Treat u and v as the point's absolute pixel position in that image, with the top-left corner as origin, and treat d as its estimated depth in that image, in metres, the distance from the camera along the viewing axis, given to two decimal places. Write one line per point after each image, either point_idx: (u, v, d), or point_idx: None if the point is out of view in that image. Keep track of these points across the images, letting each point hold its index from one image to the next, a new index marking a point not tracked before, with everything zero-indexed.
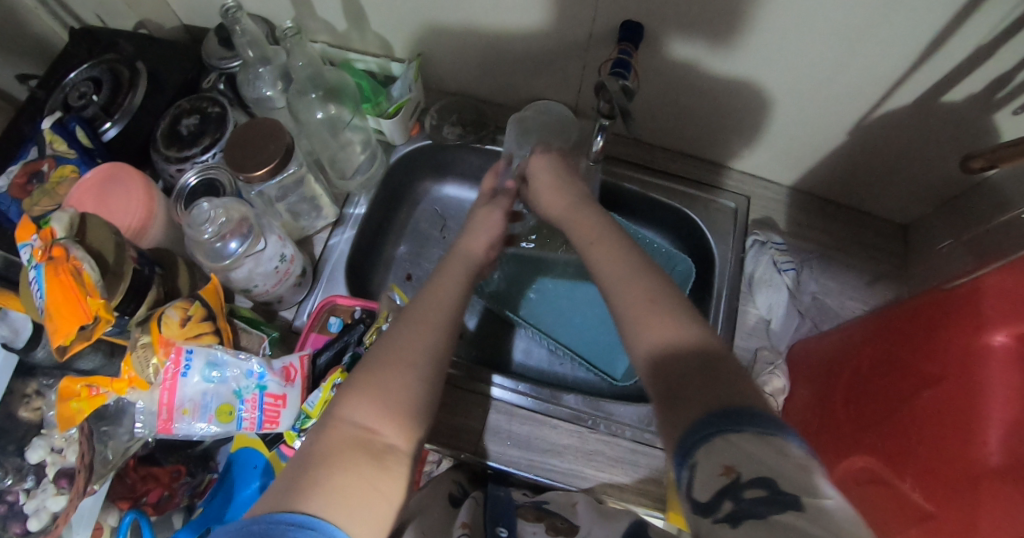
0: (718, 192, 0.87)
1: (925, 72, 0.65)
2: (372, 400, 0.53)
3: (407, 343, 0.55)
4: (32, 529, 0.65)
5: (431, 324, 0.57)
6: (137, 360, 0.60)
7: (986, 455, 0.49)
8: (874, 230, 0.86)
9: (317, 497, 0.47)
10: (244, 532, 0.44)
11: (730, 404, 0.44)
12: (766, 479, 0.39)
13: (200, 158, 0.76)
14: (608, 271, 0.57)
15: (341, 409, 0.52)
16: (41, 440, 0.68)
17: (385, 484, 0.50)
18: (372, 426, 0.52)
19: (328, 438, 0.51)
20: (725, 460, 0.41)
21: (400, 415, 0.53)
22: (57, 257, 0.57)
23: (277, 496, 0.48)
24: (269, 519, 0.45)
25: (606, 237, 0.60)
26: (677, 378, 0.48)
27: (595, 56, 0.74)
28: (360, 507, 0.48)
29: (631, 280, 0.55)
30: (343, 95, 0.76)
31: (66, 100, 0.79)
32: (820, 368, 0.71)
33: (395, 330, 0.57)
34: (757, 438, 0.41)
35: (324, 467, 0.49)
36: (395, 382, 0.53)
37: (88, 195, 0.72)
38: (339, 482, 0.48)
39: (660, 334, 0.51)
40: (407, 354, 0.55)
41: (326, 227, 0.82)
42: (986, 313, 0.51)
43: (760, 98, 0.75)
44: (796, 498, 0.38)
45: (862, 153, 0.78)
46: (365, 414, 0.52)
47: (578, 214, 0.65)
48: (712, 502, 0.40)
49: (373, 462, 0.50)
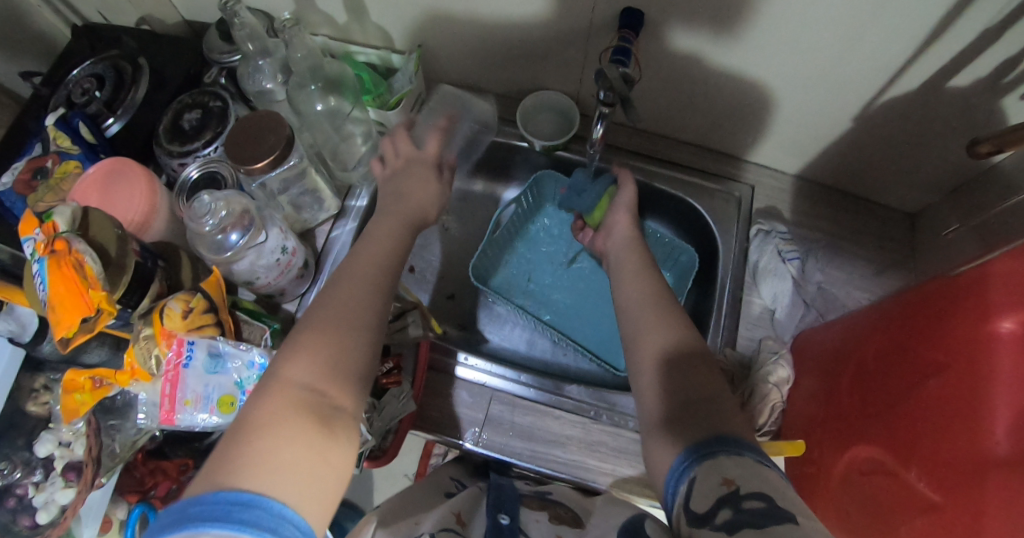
0: (722, 181, 0.86)
1: (931, 57, 0.64)
2: (313, 359, 0.53)
3: (341, 303, 0.57)
4: (41, 522, 0.66)
5: (369, 286, 0.60)
6: (140, 351, 0.60)
7: (994, 445, 0.48)
8: (880, 219, 0.85)
9: (261, 472, 0.46)
10: (181, 515, 0.43)
11: (722, 432, 0.48)
12: (763, 492, 0.43)
13: (202, 151, 0.76)
14: (632, 295, 0.63)
15: (286, 371, 0.53)
16: (49, 434, 0.68)
17: (333, 452, 0.51)
18: (316, 387, 0.52)
19: (273, 400, 0.51)
20: (726, 474, 0.45)
21: (343, 375, 0.54)
22: (59, 250, 0.57)
23: (209, 472, 0.47)
24: (207, 500, 0.44)
25: (638, 264, 0.67)
26: (683, 376, 0.54)
27: (596, 44, 0.73)
28: (308, 481, 0.48)
29: (649, 308, 0.60)
30: (343, 87, 0.75)
31: (69, 97, 0.80)
32: (823, 358, 0.70)
33: (330, 291, 0.59)
34: (757, 463, 0.45)
35: (271, 439, 0.48)
36: (340, 345, 0.55)
37: (90, 189, 0.71)
38: (289, 456, 0.48)
39: (663, 347, 0.56)
40: (343, 315, 0.57)
41: (328, 219, 0.82)
42: (993, 301, 0.50)
43: (763, 86, 0.74)
44: (791, 514, 0.41)
45: (867, 140, 0.77)
46: (309, 375, 0.53)
47: (631, 250, 0.70)
48: (710, 511, 0.43)
49: (322, 430, 0.51)
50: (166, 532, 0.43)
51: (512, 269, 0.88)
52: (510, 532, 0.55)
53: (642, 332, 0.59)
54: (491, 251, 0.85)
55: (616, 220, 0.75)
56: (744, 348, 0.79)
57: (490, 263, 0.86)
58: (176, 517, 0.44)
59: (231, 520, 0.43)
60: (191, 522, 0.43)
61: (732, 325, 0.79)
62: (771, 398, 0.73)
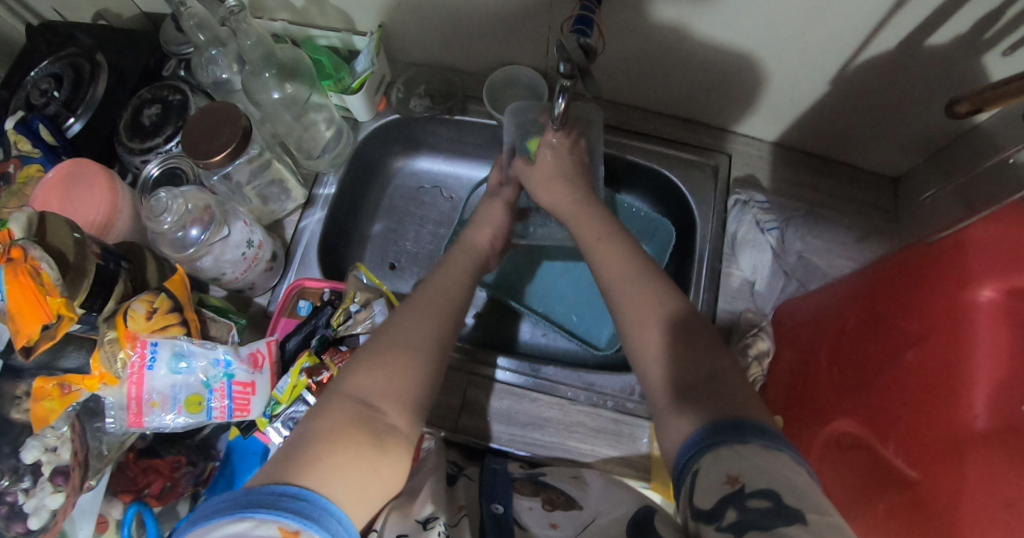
0: (698, 150, 0.84)
1: (907, 14, 0.62)
2: (376, 378, 0.54)
3: (412, 326, 0.58)
4: (34, 528, 0.64)
5: (436, 309, 0.60)
6: (105, 355, 0.59)
7: (972, 419, 0.47)
8: (862, 185, 0.83)
9: (315, 471, 0.47)
10: (237, 503, 0.44)
11: (738, 412, 0.46)
12: (769, 489, 0.41)
13: (164, 147, 0.75)
14: (610, 268, 0.60)
15: (346, 385, 0.54)
16: (34, 440, 0.66)
17: (383, 464, 0.51)
18: (376, 405, 0.53)
19: (333, 413, 0.52)
20: (731, 470, 0.43)
21: (401, 396, 0.54)
22: (15, 259, 0.56)
23: (274, 468, 0.48)
24: (264, 490, 0.45)
25: (614, 239, 0.63)
26: (689, 347, 0.53)
27: (559, 16, 0.70)
28: (358, 486, 0.48)
29: (634, 283, 0.58)
30: (299, 73, 0.74)
31: (29, 99, 0.77)
32: (803, 332, 0.69)
33: (402, 312, 0.60)
34: (765, 451, 0.43)
35: (325, 441, 0.49)
36: (396, 369, 0.55)
37: (52, 193, 0.70)
38: (340, 462, 0.48)
39: (661, 311, 0.56)
40: (411, 338, 0.57)
41: (297, 209, 0.81)
42: (972, 267, 0.49)
43: (740, 50, 0.71)
44: (799, 512, 0.40)
45: (846, 104, 0.75)
46: (368, 388, 0.53)
47: (582, 213, 0.67)
48: (715, 510, 0.42)
49: (373, 441, 0.51)
50: (213, 518, 0.44)
51: (520, 266, 0.86)
52: (507, 523, 0.53)
53: (628, 307, 0.57)
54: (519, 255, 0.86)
55: (549, 188, 0.70)
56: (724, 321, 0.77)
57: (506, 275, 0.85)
58: (230, 502, 0.44)
59: (279, 507, 0.44)
60: (244, 509, 0.43)
61: (710, 300, 0.77)
62: (751, 373, 0.72)
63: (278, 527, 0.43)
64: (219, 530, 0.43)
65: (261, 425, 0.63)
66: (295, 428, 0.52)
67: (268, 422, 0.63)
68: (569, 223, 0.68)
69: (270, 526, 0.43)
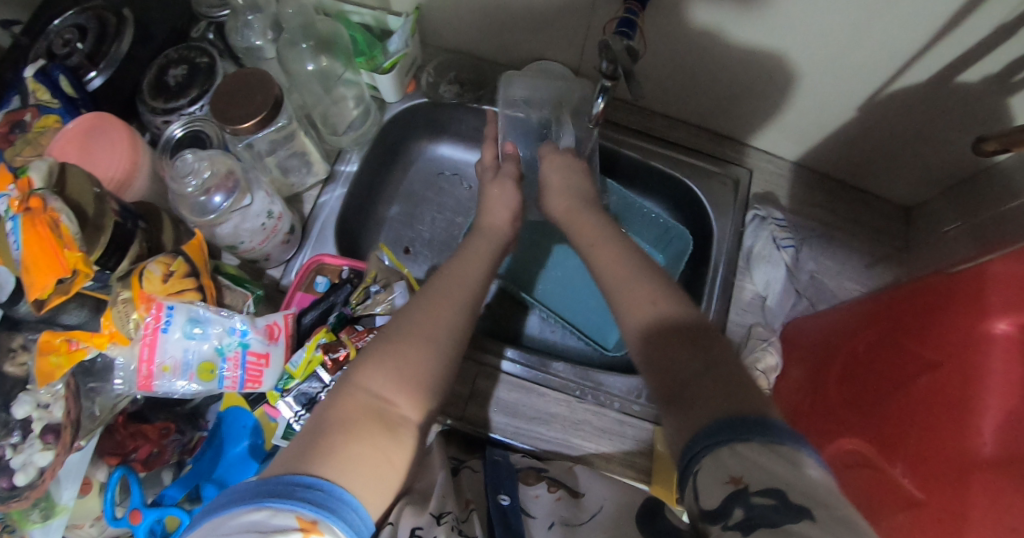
0: (719, 162, 0.84)
1: (942, 50, 0.63)
2: (387, 369, 0.53)
3: (429, 317, 0.57)
4: (20, 484, 0.61)
5: (452, 300, 0.59)
6: (117, 315, 0.57)
7: (979, 446, 0.48)
8: (876, 212, 0.84)
9: (331, 463, 0.47)
10: (253, 492, 0.44)
11: (743, 410, 0.45)
12: (774, 488, 0.40)
13: (188, 110, 0.73)
14: (610, 270, 0.60)
15: (358, 376, 0.53)
16: (27, 395, 0.63)
17: (397, 455, 0.50)
18: (387, 396, 0.52)
19: (345, 406, 0.51)
20: (732, 471, 0.42)
21: (415, 384, 0.53)
22: (34, 208, 0.55)
23: (291, 458, 0.48)
24: (279, 480, 0.45)
25: (607, 241, 0.63)
26: (664, 341, 0.53)
27: (600, 16, 0.70)
28: (375, 478, 0.48)
29: (631, 284, 0.58)
30: (336, 48, 0.75)
31: (50, 48, 0.74)
32: (812, 349, 0.70)
33: (415, 308, 0.58)
34: (763, 448, 0.41)
35: (342, 434, 0.49)
36: (413, 354, 0.54)
37: (70, 144, 0.69)
38: (357, 451, 0.48)
39: (649, 312, 0.55)
40: (428, 330, 0.56)
41: (317, 184, 0.80)
42: (990, 301, 0.50)
43: (773, 67, 0.72)
44: (807, 507, 0.39)
45: (871, 130, 0.76)
46: (379, 381, 0.53)
47: (580, 217, 0.67)
48: (721, 509, 0.41)
49: (389, 433, 0.51)
50: (228, 507, 0.44)
51: (522, 249, 0.86)
52: (513, 515, 0.52)
53: (632, 306, 0.56)
54: (523, 247, 0.86)
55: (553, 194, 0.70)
56: (733, 333, 0.78)
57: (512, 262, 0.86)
58: (245, 492, 0.44)
59: (295, 497, 0.44)
60: (259, 499, 0.43)
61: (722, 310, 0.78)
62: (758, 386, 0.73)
63: (294, 516, 0.43)
64: (235, 518, 0.43)
65: (272, 400, 0.65)
66: (309, 419, 0.51)
67: (279, 397, 0.65)
68: (568, 229, 0.68)
69: (287, 515, 0.43)
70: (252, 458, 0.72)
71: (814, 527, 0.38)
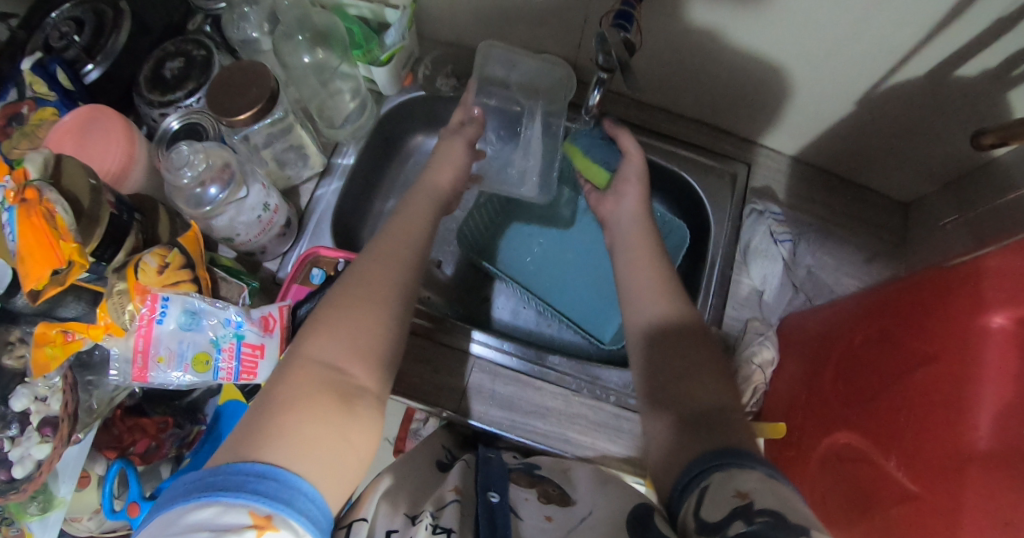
0: (717, 156, 0.84)
1: (940, 44, 0.63)
2: (340, 336, 0.54)
3: (373, 274, 0.58)
4: (17, 477, 0.61)
5: (397, 258, 0.60)
6: (113, 307, 0.58)
7: (975, 440, 0.47)
8: (873, 207, 0.84)
9: (278, 446, 0.46)
10: (201, 484, 0.43)
11: (732, 445, 0.48)
12: (774, 509, 0.40)
13: (184, 102, 0.73)
14: (638, 285, 0.62)
15: (307, 348, 0.53)
16: (24, 388, 0.63)
17: (353, 431, 0.50)
18: (338, 364, 0.52)
19: (297, 378, 0.51)
20: (741, 487, 0.43)
21: (368, 354, 0.54)
22: (29, 199, 0.55)
23: (234, 446, 0.47)
24: (225, 470, 0.43)
25: (649, 256, 0.65)
26: (675, 362, 0.56)
27: (597, 9, 0.70)
28: (328, 459, 0.48)
29: (659, 299, 0.60)
30: (331, 40, 0.74)
31: (47, 41, 0.74)
32: (809, 342, 0.70)
33: (359, 264, 0.60)
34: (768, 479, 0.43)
35: (289, 414, 0.48)
36: (365, 316, 0.55)
37: (66, 136, 0.68)
38: (309, 429, 0.48)
39: (665, 325, 0.58)
40: (376, 289, 0.57)
41: (313, 177, 0.80)
42: (986, 294, 0.49)
43: (771, 61, 0.72)
44: (802, 525, 0.39)
45: (868, 125, 0.76)
46: (331, 352, 0.53)
47: (632, 226, 0.69)
48: (723, 522, 0.42)
49: (344, 406, 0.51)
50: (176, 504, 0.42)
51: (511, 238, 0.87)
52: (501, 511, 0.50)
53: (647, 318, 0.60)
54: (482, 217, 0.86)
55: (603, 202, 0.74)
56: (730, 328, 0.78)
57: (479, 231, 0.86)
58: (194, 484, 0.43)
59: (245, 490, 0.42)
60: (206, 492, 0.42)
61: (719, 304, 0.78)
62: (754, 380, 0.73)
63: (247, 512, 0.41)
64: (183, 515, 0.41)
65: None
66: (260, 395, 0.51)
67: None
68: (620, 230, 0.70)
69: (239, 512, 0.41)
70: None
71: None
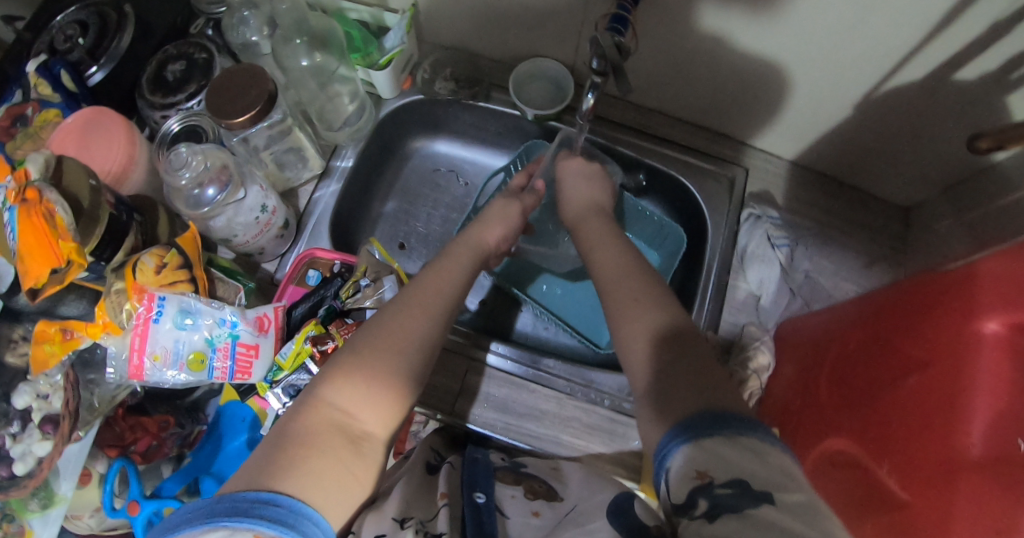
0: (716, 160, 0.84)
1: (936, 48, 0.62)
2: (352, 380, 0.51)
3: (399, 325, 0.55)
4: (18, 473, 0.62)
5: (426, 310, 0.56)
6: (111, 305, 0.60)
7: (967, 446, 0.47)
8: (874, 212, 0.83)
9: (294, 478, 0.46)
10: (207, 510, 0.43)
11: (715, 407, 0.45)
12: (736, 478, 0.40)
13: (186, 104, 0.74)
14: (612, 279, 0.59)
15: (323, 388, 0.51)
16: (26, 385, 0.64)
17: (362, 469, 0.49)
18: (349, 408, 0.51)
19: (309, 418, 0.50)
20: (699, 465, 0.42)
21: (379, 403, 0.51)
22: (30, 200, 0.56)
23: (251, 473, 0.46)
24: (232, 498, 0.44)
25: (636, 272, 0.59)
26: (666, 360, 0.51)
27: (594, 13, 0.70)
28: (337, 491, 0.47)
29: (634, 309, 0.55)
30: (330, 44, 0.76)
31: (52, 43, 0.75)
32: (805, 347, 0.69)
33: (388, 311, 0.56)
34: (728, 441, 0.42)
35: (301, 448, 0.47)
36: (382, 365, 0.52)
37: (68, 138, 0.69)
38: (317, 465, 0.47)
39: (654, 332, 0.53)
40: (397, 340, 0.54)
41: (312, 179, 0.81)
42: (980, 300, 0.49)
43: (770, 64, 0.71)
44: (766, 493, 0.40)
45: (867, 129, 0.75)
46: (343, 395, 0.51)
47: (583, 225, 0.69)
48: (687, 502, 0.42)
49: (351, 447, 0.49)
50: (184, 528, 0.43)
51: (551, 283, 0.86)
52: (489, 512, 0.50)
53: (623, 320, 0.55)
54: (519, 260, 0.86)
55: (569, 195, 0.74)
56: (727, 332, 0.78)
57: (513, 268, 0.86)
58: (198, 511, 0.43)
59: (250, 515, 0.43)
60: (213, 519, 0.43)
61: (714, 310, 0.78)
62: (749, 384, 0.73)
63: (252, 536, 0.42)
64: None
65: (261, 391, 0.65)
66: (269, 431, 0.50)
67: (268, 388, 0.65)
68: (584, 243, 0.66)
69: (244, 535, 0.42)
70: (250, 452, 0.72)
71: (775, 510, 0.39)
